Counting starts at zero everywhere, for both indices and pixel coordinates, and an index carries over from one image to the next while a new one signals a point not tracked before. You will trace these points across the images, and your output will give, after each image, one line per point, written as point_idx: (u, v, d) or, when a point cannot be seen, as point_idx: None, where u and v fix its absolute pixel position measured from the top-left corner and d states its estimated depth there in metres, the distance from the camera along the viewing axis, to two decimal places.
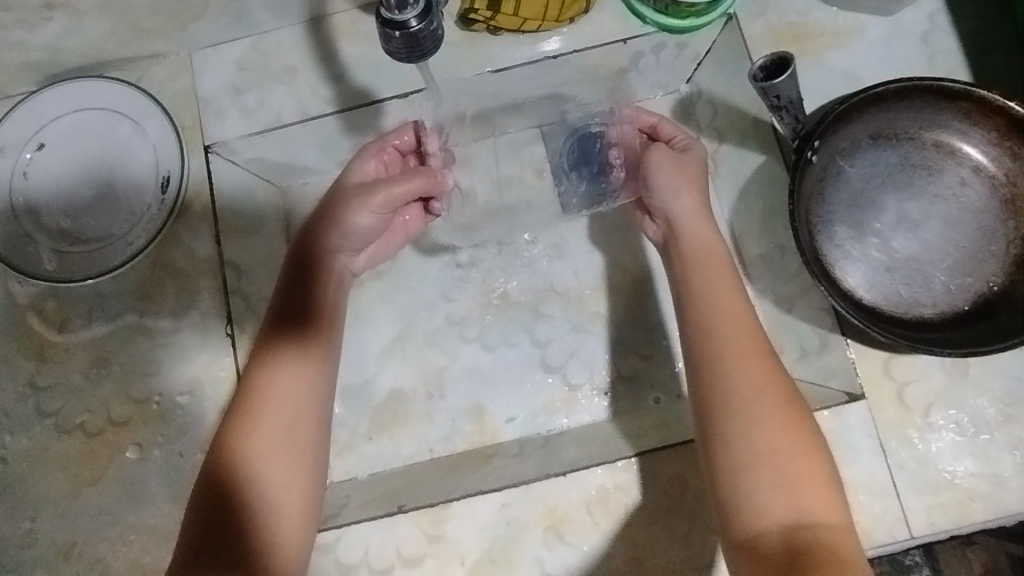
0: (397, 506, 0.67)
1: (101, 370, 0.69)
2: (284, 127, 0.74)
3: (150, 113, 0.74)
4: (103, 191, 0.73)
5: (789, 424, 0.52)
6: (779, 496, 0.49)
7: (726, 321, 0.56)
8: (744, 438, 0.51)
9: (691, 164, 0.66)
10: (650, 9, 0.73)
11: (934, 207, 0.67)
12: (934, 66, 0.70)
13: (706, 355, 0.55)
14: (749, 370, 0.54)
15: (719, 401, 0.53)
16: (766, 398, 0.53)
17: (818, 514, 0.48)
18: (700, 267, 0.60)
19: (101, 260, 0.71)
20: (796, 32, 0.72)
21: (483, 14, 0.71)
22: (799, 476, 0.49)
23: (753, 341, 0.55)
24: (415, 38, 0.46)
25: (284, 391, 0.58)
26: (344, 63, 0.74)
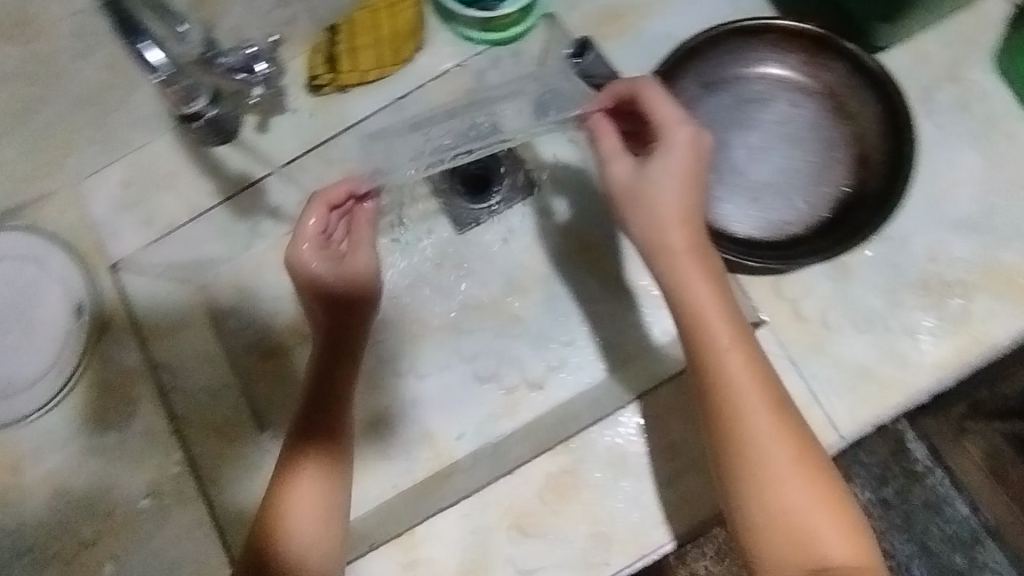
0: (367, 545, 0.69)
1: (62, 497, 0.72)
2: (179, 228, 0.80)
3: (48, 251, 0.78)
4: (26, 333, 0.77)
5: (812, 473, 0.55)
6: (792, 550, 0.53)
7: (729, 381, 0.56)
8: (773, 491, 0.54)
9: (685, 158, 0.59)
10: (475, 30, 0.80)
11: (777, 132, 0.73)
12: (739, 8, 0.77)
13: (717, 421, 0.56)
14: (766, 426, 0.55)
15: (736, 459, 0.55)
16: (783, 445, 0.55)
17: (842, 555, 0.53)
18: (702, 343, 0.57)
19: (35, 397, 0.75)
20: (609, 14, 0.79)
21: (325, 77, 0.80)
22: (812, 527, 0.53)
23: (768, 391, 0.56)
24: (218, 128, 0.68)
25: (316, 498, 0.61)
26: (218, 155, 0.79)
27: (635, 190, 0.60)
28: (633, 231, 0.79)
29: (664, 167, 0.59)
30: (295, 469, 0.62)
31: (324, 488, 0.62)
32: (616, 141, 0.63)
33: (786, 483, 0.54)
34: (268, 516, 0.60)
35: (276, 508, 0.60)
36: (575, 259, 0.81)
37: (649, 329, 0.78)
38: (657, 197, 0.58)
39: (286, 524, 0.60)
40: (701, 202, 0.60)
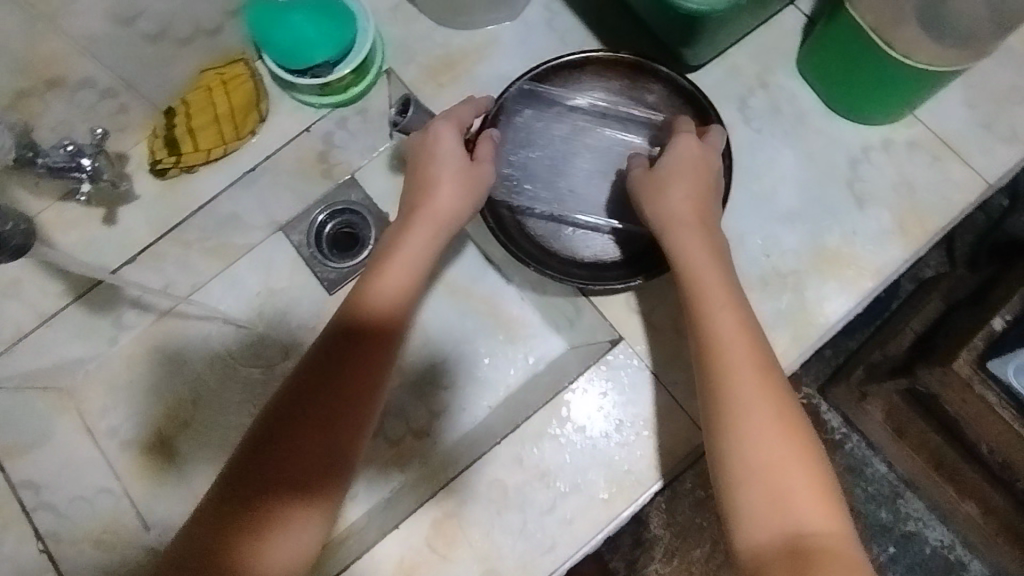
0: None
1: None
2: (29, 334, 0.76)
3: None
4: None
5: (791, 437, 0.52)
6: (772, 515, 0.49)
7: (724, 335, 0.56)
8: (750, 450, 0.51)
9: (476, 172, 0.65)
10: (314, 95, 0.79)
11: (612, 155, 0.75)
12: (566, 44, 0.81)
13: (715, 375, 0.54)
14: (748, 388, 0.53)
15: (724, 415, 0.53)
16: (762, 410, 0.52)
17: (818, 523, 0.49)
18: (698, 291, 0.59)
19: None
20: (444, 62, 0.80)
21: (168, 160, 0.77)
22: (793, 491, 0.50)
23: (754, 351, 0.55)
24: (0, 244, 0.60)
25: (281, 522, 0.50)
26: (65, 255, 0.77)
27: (653, 190, 0.66)
28: (497, 266, 0.81)
29: (675, 171, 0.65)
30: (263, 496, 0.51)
31: (302, 531, 0.51)
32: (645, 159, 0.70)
33: (766, 443, 0.51)
34: (220, 541, 0.49)
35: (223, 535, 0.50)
36: (446, 303, 0.82)
37: (525, 359, 0.80)
38: (686, 184, 0.64)
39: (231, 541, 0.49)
40: (714, 177, 0.65)
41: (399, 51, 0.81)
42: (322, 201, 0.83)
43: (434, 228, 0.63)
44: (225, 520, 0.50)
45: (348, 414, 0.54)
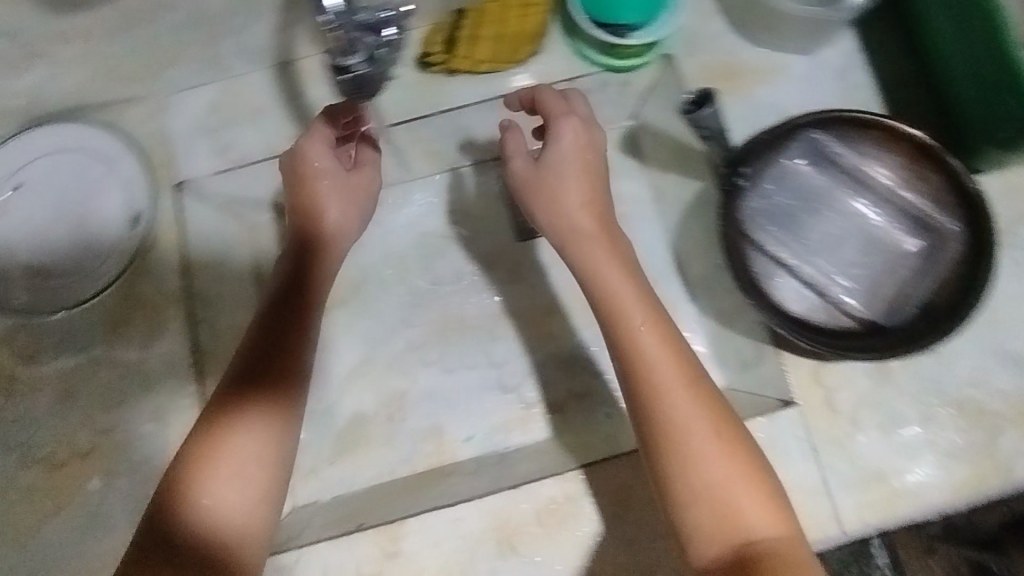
0: (357, 523, 0.69)
1: (67, 401, 0.71)
2: (250, 164, 0.78)
3: (122, 154, 0.78)
4: (76, 227, 0.76)
5: (729, 448, 0.53)
6: (717, 523, 0.51)
7: (659, 354, 0.56)
8: (694, 466, 0.52)
9: (590, 156, 0.65)
10: (593, 51, 0.81)
11: (851, 227, 0.73)
12: (850, 98, 0.79)
13: (649, 391, 0.55)
14: (683, 404, 0.54)
15: (663, 431, 0.54)
16: (700, 425, 0.54)
17: (762, 529, 0.51)
18: (615, 310, 0.59)
19: (72, 294, 0.74)
20: (727, 70, 0.80)
21: (439, 56, 0.78)
22: (739, 502, 0.52)
23: (685, 370, 0.56)
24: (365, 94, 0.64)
25: (230, 477, 0.54)
26: (311, 104, 0.80)
27: (532, 189, 0.65)
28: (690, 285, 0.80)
29: (557, 170, 0.64)
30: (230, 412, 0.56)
31: (275, 431, 0.57)
32: (523, 142, 0.67)
33: (708, 458, 0.53)
34: (218, 459, 0.54)
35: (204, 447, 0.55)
36: None
37: None
38: (546, 185, 0.64)
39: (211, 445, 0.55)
40: (599, 163, 0.66)
41: (685, 42, 0.81)
42: None
43: (309, 250, 0.66)
44: (194, 473, 0.53)
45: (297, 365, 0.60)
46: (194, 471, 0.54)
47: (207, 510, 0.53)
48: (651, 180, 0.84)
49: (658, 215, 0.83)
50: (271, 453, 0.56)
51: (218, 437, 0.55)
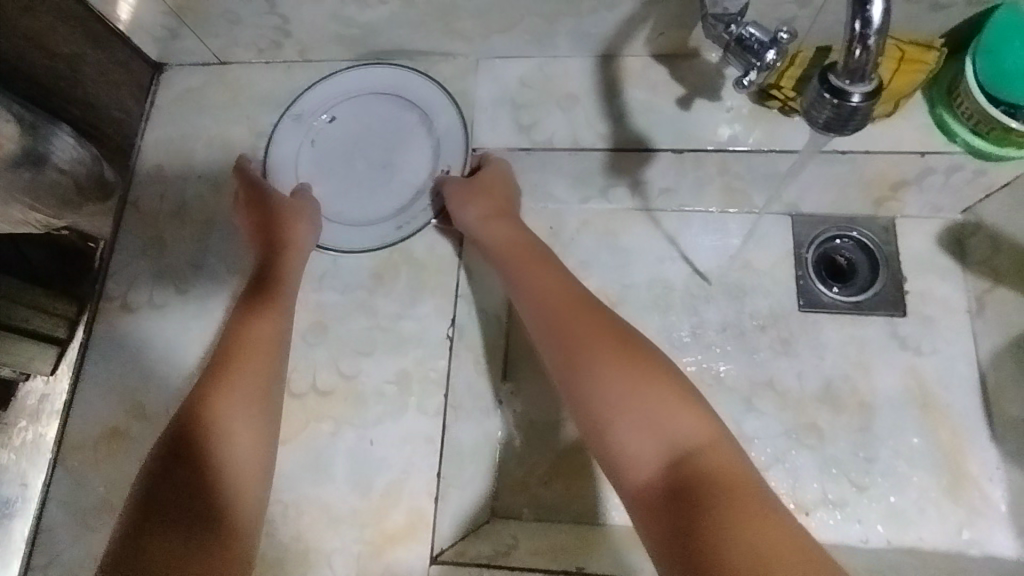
0: (577, 566, 0.60)
1: (319, 335, 0.70)
2: (551, 150, 0.73)
3: (443, 109, 0.76)
4: (381, 171, 0.76)
5: (632, 364, 0.56)
6: (642, 436, 0.53)
7: (551, 294, 0.63)
8: (607, 389, 0.55)
9: (495, 188, 0.72)
10: (965, 128, 0.68)
11: None
12: None
13: (554, 326, 0.60)
14: (581, 335, 0.59)
15: (574, 362, 0.58)
16: (602, 348, 0.57)
17: (690, 437, 0.52)
18: (525, 257, 0.67)
19: (370, 238, 0.74)
20: None
21: (785, 92, 0.69)
22: (656, 411, 0.53)
23: (579, 305, 0.61)
24: (846, 113, 0.50)
25: (244, 393, 0.60)
26: (627, 105, 0.73)
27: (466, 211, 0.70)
28: (990, 420, 0.70)
29: (484, 187, 0.71)
30: (239, 330, 0.64)
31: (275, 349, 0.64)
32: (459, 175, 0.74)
33: (617, 379, 0.55)
34: (226, 380, 0.60)
35: (225, 368, 0.61)
36: (909, 409, 0.71)
37: (957, 529, 0.66)
38: (505, 210, 0.71)
39: (237, 363, 0.61)
40: (512, 196, 0.73)
41: None
42: (850, 230, 0.78)
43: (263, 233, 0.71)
44: (210, 405, 0.58)
45: (285, 322, 0.66)
46: (207, 398, 0.59)
47: (213, 429, 0.57)
48: (971, 289, 0.74)
49: (972, 332, 0.73)
50: (263, 388, 0.61)
51: (236, 352, 0.62)
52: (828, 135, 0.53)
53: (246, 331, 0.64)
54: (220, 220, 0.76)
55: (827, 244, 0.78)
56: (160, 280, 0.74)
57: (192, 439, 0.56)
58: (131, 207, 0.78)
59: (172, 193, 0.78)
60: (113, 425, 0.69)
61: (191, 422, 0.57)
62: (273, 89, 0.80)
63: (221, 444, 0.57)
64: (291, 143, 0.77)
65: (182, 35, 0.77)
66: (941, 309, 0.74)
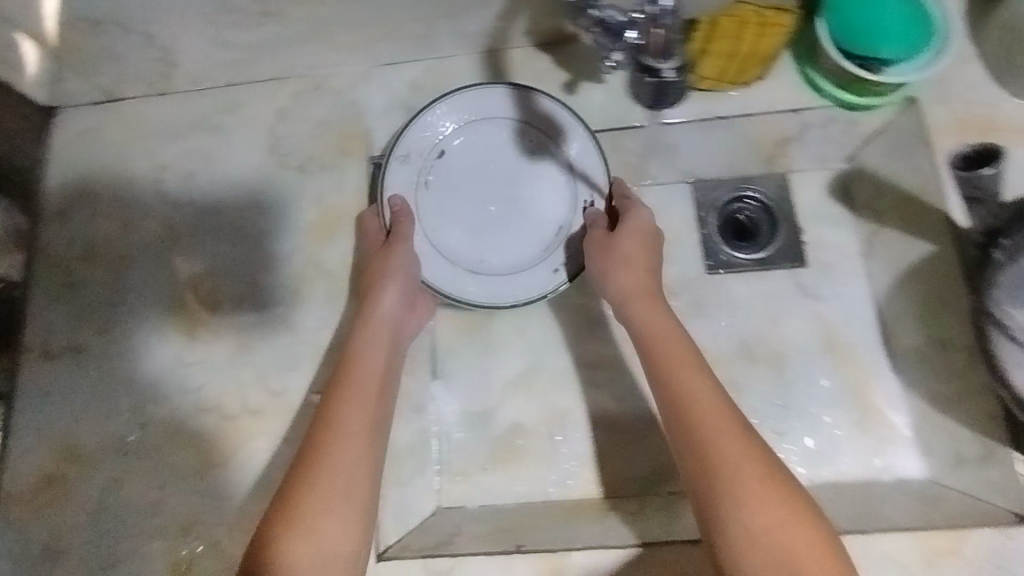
0: (515, 545, 0.62)
1: (244, 356, 0.72)
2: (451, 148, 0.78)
3: (568, 135, 0.77)
4: (495, 207, 0.78)
5: (777, 488, 0.52)
6: (766, 569, 0.49)
7: (698, 403, 0.57)
8: (729, 505, 0.52)
9: (645, 233, 0.70)
10: (830, 84, 0.73)
11: None
12: None
13: (693, 442, 0.55)
14: (733, 449, 0.54)
15: (705, 477, 0.53)
16: (745, 473, 0.53)
17: (821, 574, 0.48)
18: (667, 359, 0.61)
19: (535, 284, 0.75)
20: (982, 122, 0.72)
21: None
22: (793, 547, 0.49)
23: (727, 420, 0.56)
24: (663, 90, 0.63)
25: (343, 501, 0.55)
26: (514, 97, 0.77)
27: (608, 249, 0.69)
28: (893, 352, 0.73)
29: (626, 252, 0.68)
30: (320, 434, 0.58)
31: (355, 450, 0.58)
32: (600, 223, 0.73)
33: (748, 501, 0.52)
34: (302, 502, 0.54)
35: (299, 483, 0.56)
36: (817, 353, 0.75)
37: (870, 459, 0.70)
38: (648, 259, 0.68)
39: (313, 472, 0.56)
40: (657, 259, 0.69)
41: (935, 87, 0.73)
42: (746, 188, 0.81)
43: (375, 278, 0.70)
44: (279, 532, 0.53)
45: (393, 360, 0.67)
46: (268, 527, 0.54)
47: (279, 558, 0.52)
48: (862, 231, 0.78)
49: (866, 273, 0.77)
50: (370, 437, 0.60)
51: (313, 459, 0.57)
52: (664, 100, 0.66)
53: (333, 434, 0.58)
54: (134, 256, 0.77)
55: (728, 205, 0.81)
56: (82, 323, 0.74)
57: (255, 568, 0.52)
58: (42, 253, 0.77)
59: (82, 235, 0.78)
60: (48, 471, 0.70)
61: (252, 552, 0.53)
62: (172, 119, 0.81)
63: (321, 498, 0.55)
64: (406, 182, 0.76)
65: (67, 77, 0.78)
66: (836, 256, 0.78)
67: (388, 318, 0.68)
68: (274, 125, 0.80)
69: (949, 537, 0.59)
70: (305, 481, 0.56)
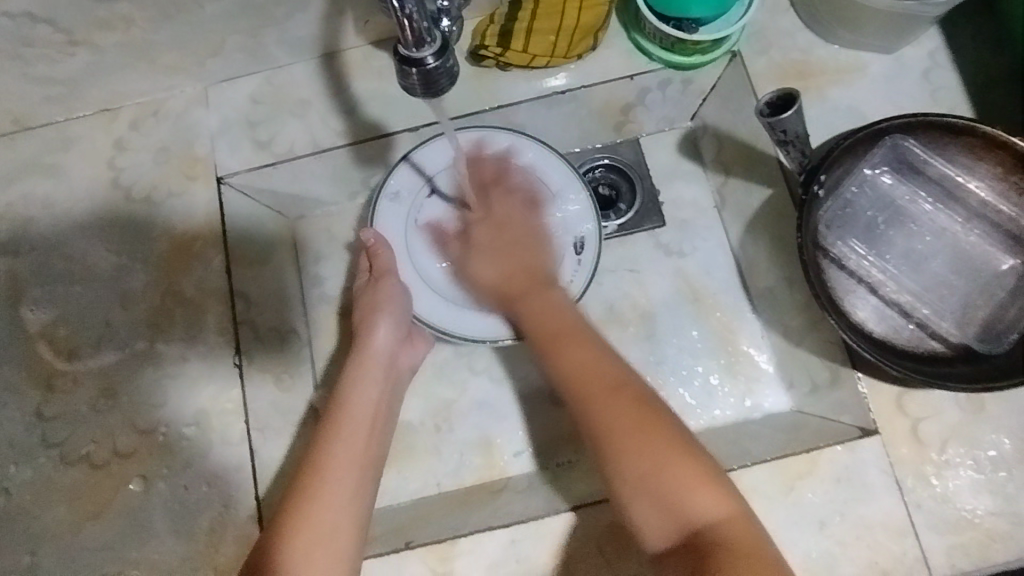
0: (404, 542, 0.63)
1: (107, 401, 0.69)
2: (297, 158, 0.76)
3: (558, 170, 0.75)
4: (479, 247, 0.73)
5: (658, 436, 0.54)
6: (653, 508, 0.52)
7: (587, 365, 0.59)
8: (616, 457, 0.54)
9: (510, 215, 0.73)
10: (656, 47, 0.75)
11: (940, 242, 0.68)
12: (937, 100, 0.74)
13: (578, 396, 0.58)
14: (607, 409, 0.56)
15: (596, 431, 0.56)
16: (631, 424, 0.55)
17: (707, 511, 0.51)
18: (556, 331, 0.63)
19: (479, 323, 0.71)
20: (801, 68, 0.75)
21: (493, 50, 0.73)
22: (669, 487, 0.52)
23: (614, 376, 0.58)
24: (431, 76, 0.49)
25: (331, 543, 0.56)
26: (356, 98, 0.76)
27: (475, 246, 0.72)
28: (754, 296, 0.77)
29: (492, 242, 0.72)
30: (319, 467, 0.60)
31: (357, 484, 0.60)
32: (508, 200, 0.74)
33: (629, 450, 0.54)
34: (295, 536, 0.56)
35: (297, 516, 0.57)
36: (683, 306, 0.78)
37: (742, 400, 0.74)
38: (509, 249, 0.71)
39: (310, 507, 0.58)
40: (535, 224, 0.73)
41: (757, 39, 0.76)
42: (607, 151, 0.84)
43: (374, 308, 0.69)
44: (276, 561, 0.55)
45: (388, 395, 0.68)
46: (271, 559, 0.56)
47: None
48: (713, 184, 0.81)
49: (722, 224, 0.80)
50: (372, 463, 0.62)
51: (307, 490, 0.59)
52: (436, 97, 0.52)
53: (328, 471, 0.60)
54: None
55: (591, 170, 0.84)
56: None
57: None
58: None
59: None
60: None
61: None
62: None
63: (317, 530, 0.57)
64: (396, 220, 0.74)
65: None
66: (693, 211, 0.80)
67: (383, 353, 0.69)
68: (114, 156, 0.75)
69: (804, 461, 0.63)
70: (301, 511, 0.57)
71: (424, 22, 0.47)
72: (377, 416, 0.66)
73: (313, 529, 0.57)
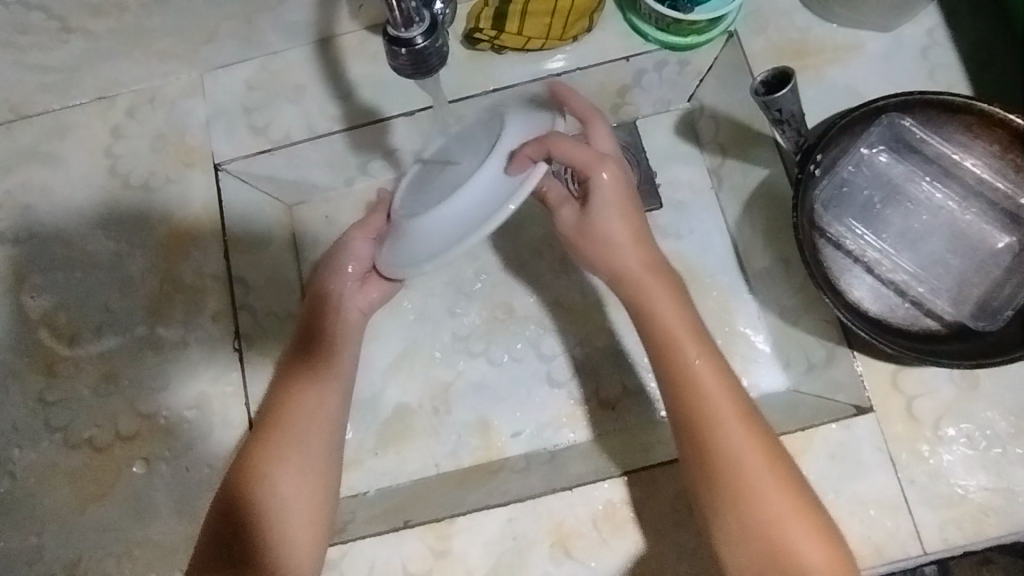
0: (403, 521, 0.64)
1: (109, 385, 0.70)
2: (293, 144, 0.76)
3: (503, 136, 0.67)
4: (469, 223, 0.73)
5: (785, 483, 0.51)
6: (764, 560, 0.49)
7: (711, 394, 0.53)
8: (744, 502, 0.51)
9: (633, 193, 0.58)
10: (651, 26, 0.75)
11: (937, 221, 0.68)
12: (935, 79, 0.73)
13: (698, 424, 0.53)
14: (742, 441, 0.52)
15: (721, 468, 0.52)
16: (757, 464, 0.51)
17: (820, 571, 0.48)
18: (672, 347, 0.55)
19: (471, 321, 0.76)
20: (797, 48, 0.75)
21: (488, 33, 0.73)
22: (791, 542, 0.49)
23: (740, 409, 0.53)
24: (420, 57, 0.49)
25: (301, 453, 0.58)
26: (352, 83, 0.76)
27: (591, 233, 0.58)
28: (751, 277, 0.77)
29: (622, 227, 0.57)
30: (286, 383, 0.62)
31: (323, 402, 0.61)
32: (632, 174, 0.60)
33: (758, 491, 0.51)
34: (267, 442, 0.58)
35: (270, 430, 0.59)
36: None
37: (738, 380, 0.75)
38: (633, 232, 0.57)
39: (285, 419, 0.59)
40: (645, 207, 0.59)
41: (754, 19, 0.75)
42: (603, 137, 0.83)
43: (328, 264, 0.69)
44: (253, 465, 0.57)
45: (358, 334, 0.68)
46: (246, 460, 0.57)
47: (257, 494, 0.56)
48: (709, 165, 0.81)
49: (719, 205, 0.80)
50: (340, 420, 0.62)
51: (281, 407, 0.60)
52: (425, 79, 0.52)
53: (294, 387, 0.62)
54: None
55: None
56: None
57: (231, 498, 0.56)
58: None
59: None
60: None
61: (231, 493, 0.56)
62: None
63: (291, 443, 0.58)
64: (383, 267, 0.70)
65: None
66: (690, 193, 0.80)
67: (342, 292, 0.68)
68: (111, 143, 0.76)
69: (799, 439, 0.63)
70: (276, 422, 0.59)
71: (411, 3, 0.47)
72: (340, 339, 0.66)
73: (290, 439, 0.58)
